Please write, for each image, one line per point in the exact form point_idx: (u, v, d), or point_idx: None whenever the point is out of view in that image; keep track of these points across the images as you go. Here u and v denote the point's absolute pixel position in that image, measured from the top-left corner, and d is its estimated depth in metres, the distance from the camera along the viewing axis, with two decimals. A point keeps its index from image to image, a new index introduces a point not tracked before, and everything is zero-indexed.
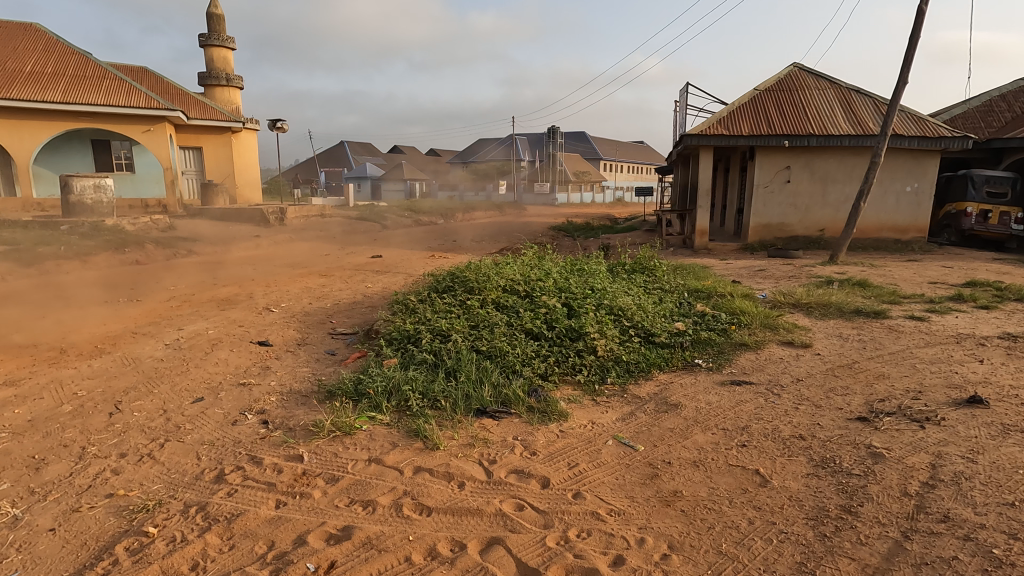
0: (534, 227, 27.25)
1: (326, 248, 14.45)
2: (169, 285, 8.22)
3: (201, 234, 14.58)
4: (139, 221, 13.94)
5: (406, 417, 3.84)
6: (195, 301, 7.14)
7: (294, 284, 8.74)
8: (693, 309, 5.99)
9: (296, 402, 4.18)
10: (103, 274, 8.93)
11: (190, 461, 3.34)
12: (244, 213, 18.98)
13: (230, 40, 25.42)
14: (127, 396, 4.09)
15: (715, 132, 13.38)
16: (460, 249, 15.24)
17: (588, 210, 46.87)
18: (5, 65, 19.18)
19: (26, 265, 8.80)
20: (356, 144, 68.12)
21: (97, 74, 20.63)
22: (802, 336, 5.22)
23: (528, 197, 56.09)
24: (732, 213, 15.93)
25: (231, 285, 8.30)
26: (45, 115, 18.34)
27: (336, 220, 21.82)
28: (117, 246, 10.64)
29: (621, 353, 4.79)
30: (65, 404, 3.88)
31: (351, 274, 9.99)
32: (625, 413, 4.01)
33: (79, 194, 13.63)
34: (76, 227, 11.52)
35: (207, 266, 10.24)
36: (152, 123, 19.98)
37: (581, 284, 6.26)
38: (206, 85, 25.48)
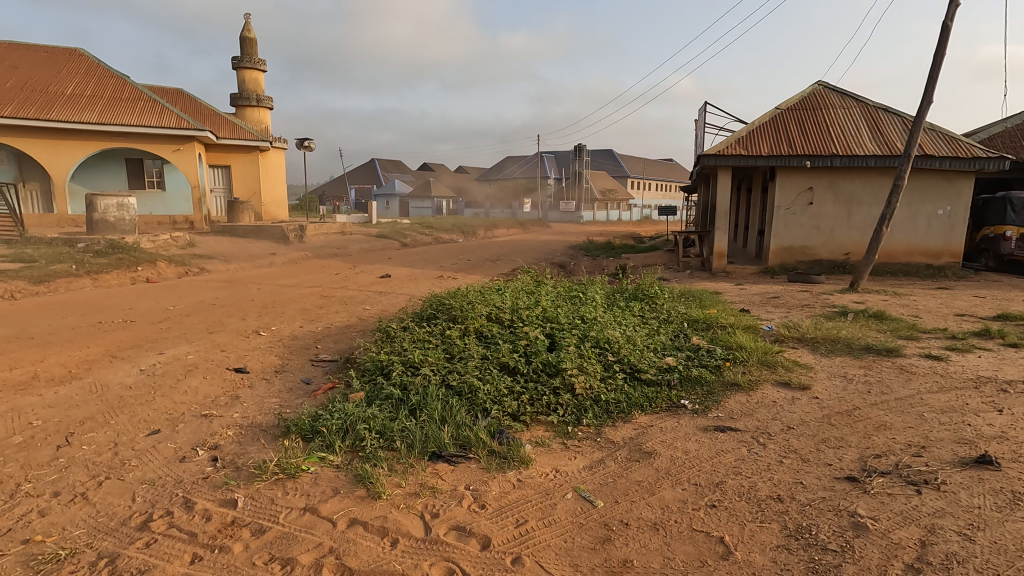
0: (554, 246, 27.08)
1: (338, 266, 14.52)
2: (168, 304, 8.27)
3: (219, 252, 14.85)
4: (159, 239, 14.25)
5: (358, 459, 3.63)
6: (187, 323, 7.12)
7: (291, 305, 8.68)
8: (688, 342, 5.65)
9: (252, 437, 4.02)
10: (108, 294, 9.04)
11: (122, 503, 3.18)
12: (265, 230, 19.30)
13: (261, 63, 26.20)
14: (81, 428, 3.99)
15: (732, 151, 12.99)
16: (472, 269, 15.11)
17: (614, 228, 46.68)
18: (47, 89, 20.12)
19: (37, 282, 8.99)
20: (386, 162, 69.46)
21: (132, 97, 21.46)
22: (801, 376, 4.83)
23: (554, 214, 56.25)
24: (753, 235, 15.40)
25: (228, 306, 8.29)
26: (80, 136, 19.08)
27: (356, 237, 22.04)
28: (129, 263, 10.83)
29: (601, 392, 4.49)
30: (16, 436, 3.80)
31: (353, 295, 9.93)
32: (594, 460, 3.71)
33: (103, 212, 14.05)
34: (93, 246, 11.77)
35: (213, 285, 10.32)
36: (182, 143, 20.59)
37: (571, 313, 5.99)
38: (237, 106, 26.27)
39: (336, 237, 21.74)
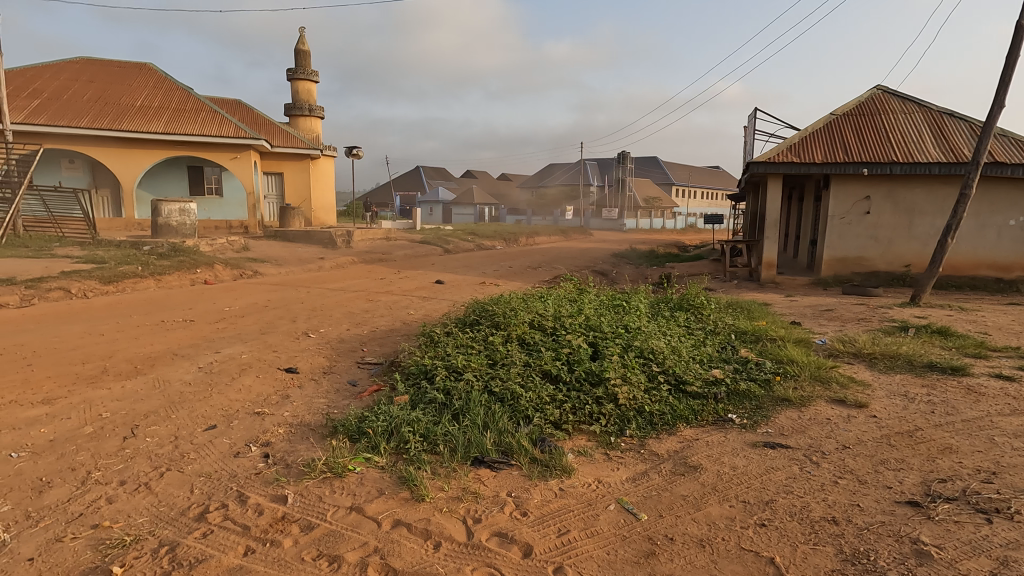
0: (596, 254, 26.90)
1: (383, 271, 14.85)
2: (224, 306, 8.66)
3: (271, 255, 15.46)
4: (216, 243, 14.94)
5: (402, 461, 3.70)
6: (240, 323, 7.43)
7: (338, 308, 8.93)
8: (736, 355, 5.49)
9: (301, 436, 4.15)
10: (170, 294, 9.55)
11: (181, 494, 3.34)
12: (314, 235, 19.96)
13: (315, 74, 27.22)
14: (145, 421, 4.22)
15: (783, 159, 12.60)
16: (514, 276, 15.19)
17: (657, 236, 46.06)
18: (119, 101, 21.51)
19: (107, 282, 9.59)
20: (431, 170, 70.80)
21: (195, 108, 22.66)
22: (857, 394, 4.61)
23: (596, 222, 55.98)
24: (805, 245, 14.86)
25: (278, 308, 8.62)
26: (148, 145, 20.26)
27: (400, 243, 22.50)
28: (189, 265, 11.40)
29: (645, 403, 4.43)
30: (87, 426, 4.05)
31: (397, 299, 10.15)
32: (637, 472, 3.65)
33: (166, 217, 14.84)
34: (157, 248, 12.44)
35: (266, 288, 10.73)
36: (239, 151, 21.57)
37: (615, 322, 5.93)
38: (291, 116, 27.34)
39: (381, 242, 22.24)
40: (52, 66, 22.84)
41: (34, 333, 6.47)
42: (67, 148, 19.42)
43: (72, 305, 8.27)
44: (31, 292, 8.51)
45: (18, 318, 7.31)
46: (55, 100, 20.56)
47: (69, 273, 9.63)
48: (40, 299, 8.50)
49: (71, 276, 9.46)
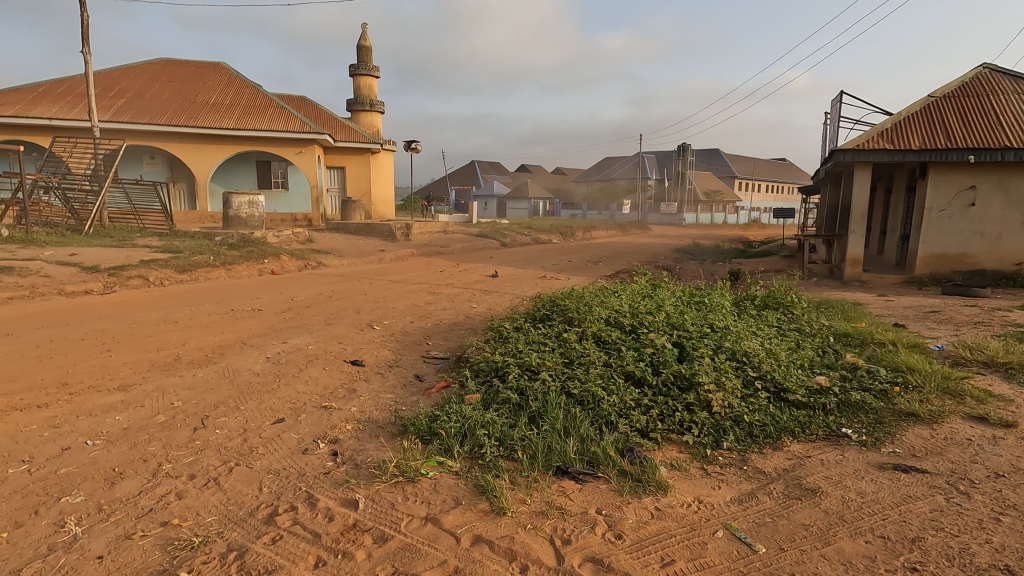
0: (657, 249, 25.97)
1: (443, 264, 14.76)
2: (290, 296, 8.71)
3: (335, 247, 15.68)
4: (282, 234, 15.28)
5: (478, 466, 3.41)
6: (306, 314, 7.39)
7: (401, 300, 8.81)
8: (841, 360, 4.89)
9: (370, 433, 3.94)
10: (240, 284, 9.73)
11: (250, 492, 3.18)
12: (375, 228, 20.18)
13: (376, 69, 27.61)
14: (215, 411, 4.12)
15: (874, 145, 11.52)
16: (575, 271, 14.74)
17: (718, 232, 44.30)
18: (195, 99, 22.51)
19: (181, 271, 9.88)
20: (486, 164, 71.05)
21: (264, 104, 23.42)
22: (1001, 411, 3.93)
23: (654, 216, 54.50)
24: (895, 240, 13.64)
25: (343, 299, 8.57)
26: (221, 140, 21.10)
27: (458, 236, 22.46)
28: (258, 256, 11.64)
29: (743, 413, 3.95)
30: (159, 415, 3.99)
31: (459, 292, 9.96)
32: (743, 493, 3.21)
33: (237, 209, 15.32)
34: (227, 239, 12.79)
35: (330, 279, 10.80)
36: (304, 146, 22.10)
37: (699, 320, 5.44)
38: (353, 111, 27.86)
39: (439, 235, 22.28)
40: (135, 68, 24.20)
41: (114, 319, 6.63)
42: (148, 144, 20.47)
43: (149, 293, 8.51)
44: (113, 280, 8.83)
45: (101, 304, 7.56)
46: (138, 99, 21.73)
47: (148, 262, 9.99)
48: (121, 286, 8.81)
49: (150, 265, 9.79)
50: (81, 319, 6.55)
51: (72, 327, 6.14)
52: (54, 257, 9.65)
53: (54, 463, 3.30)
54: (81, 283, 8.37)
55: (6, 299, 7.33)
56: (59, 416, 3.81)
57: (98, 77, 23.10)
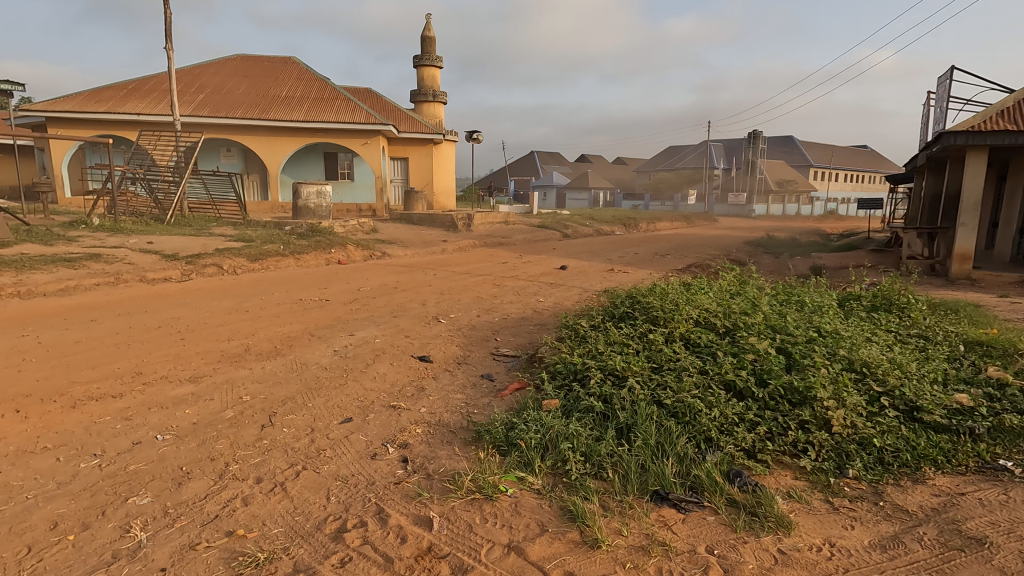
0: (728, 241, 24.64)
1: (506, 255, 14.46)
2: (357, 286, 8.64)
3: (398, 237, 15.72)
4: (348, 224, 15.46)
5: (562, 486, 3.03)
6: (372, 305, 7.25)
7: (467, 292, 8.56)
8: (984, 375, 4.15)
9: (442, 439, 3.66)
10: (308, 273, 9.80)
11: (317, 501, 2.94)
12: (437, 218, 20.16)
13: (439, 59, 27.59)
14: (283, 408, 3.95)
15: (991, 127, 10.19)
16: (642, 264, 14.07)
17: (791, 224, 41.81)
18: (268, 93, 23.26)
19: (253, 259, 10.06)
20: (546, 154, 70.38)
21: (331, 96, 23.90)
22: None
23: (721, 207, 52.16)
24: (1011, 234, 12.12)
25: (408, 291, 8.41)
26: (291, 132, 21.71)
27: (519, 227, 22.13)
28: (325, 245, 11.75)
29: (872, 436, 3.37)
30: (228, 410, 3.86)
31: (525, 285, 9.61)
32: (885, 536, 2.67)
33: (305, 199, 15.63)
34: (296, 229, 13.01)
35: (395, 269, 10.73)
36: (369, 137, 22.39)
37: (803, 322, 4.81)
38: (417, 102, 28.01)
39: (500, 226, 22.03)
40: (214, 64, 25.31)
41: (189, 307, 6.72)
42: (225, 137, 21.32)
43: (223, 281, 8.67)
44: (190, 268, 9.08)
45: (178, 292, 7.74)
46: (216, 94, 22.68)
47: (223, 250, 10.25)
48: (197, 274, 9.04)
49: (224, 253, 10.04)
50: (159, 307, 6.68)
51: (150, 314, 6.24)
52: (138, 245, 10.06)
53: (124, 458, 3.19)
54: (160, 271, 8.63)
55: (93, 285, 7.63)
56: (132, 408, 3.74)
57: (181, 74, 24.31)
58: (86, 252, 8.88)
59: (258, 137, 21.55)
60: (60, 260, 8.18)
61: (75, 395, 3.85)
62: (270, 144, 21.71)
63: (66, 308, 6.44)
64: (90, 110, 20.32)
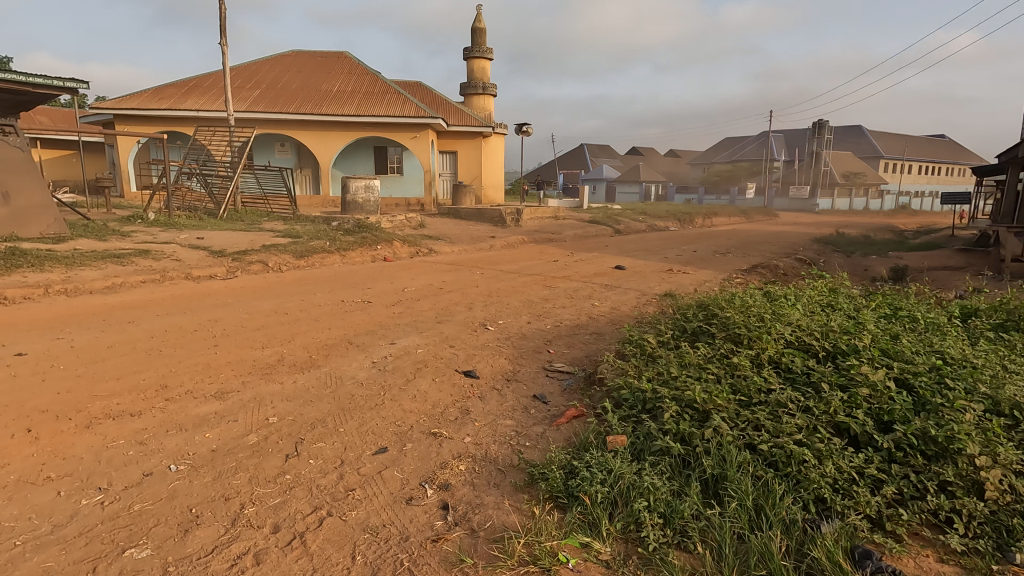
0: (793, 238, 23.09)
1: (556, 252, 13.84)
2: (401, 286, 8.26)
3: (445, 233, 15.37)
4: (396, 219, 15.22)
5: (638, 560, 2.46)
6: (416, 308, 6.82)
7: (516, 294, 8.03)
8: None
9: (489, 481, 3.13)
10: (353, 271, 9.51)
11: (340, 562, 2.46)
12: (486, 213, 19.73)
13: (489, 51, 27.11)
14: (311, 434, 3.51)
15: None
16: (702, 264, 13.16)
17: (859, 219, 39.18)
18: (320, 88, 23.42)
19: (299, 256, 9.86)
20: (595, 147, 68.97)
21: (382, 90, 23.85)
22: None
23: (781, 201, 49.57)
24: None
25: (454, 292, 7.95)
26: (342, 127, 21.79)
27: (569, 222, 21.43)
28: (371, 241, 11.48)
29: None
30: (251, 434, 3.45)
31: (577, 286, 8.99)
32: None
33: (354, 193, 15.48)
34: (343, 224, 12.82)
35: (441, 267, 10.32)
36: (418, 130, 22.19)
37: (923, 346, 4.00)
38: (466, 95, 27.65)
39: (550, 221, 21.40)
40: (270, 61, 25.75)
41: (230, 308, 6.47)
42: (279, 132, 21.59)
43: (267, 279, 8.46)
44: (236, 265, 8.94)
45: (222, 290, 7.55)
46: (271, 90, 23.01)
47: (270, 246, 10.12)
48: (242, 271, 8.88)
49: (270, 250, 9.89)
50: (199, 307, 6.47)
51: (189, 316, 6.01)
52: (188, 241, 10.04)
53: (131, 495, 2.81)
54: (206, 268, 8.51)
55: (139, 283, 7.53)
56: (148, 430, 3.39)
57: (238, 71, 24.82)
58: (136, 248, 8.86)
59: (310, 131, 21.71)
60: (110, 257, 8.15)
61: (93, 411, 3.54)
62: (322, 139, 21.83)
63: (108, 308, 6.30)
64: (153, 107, 20.99)
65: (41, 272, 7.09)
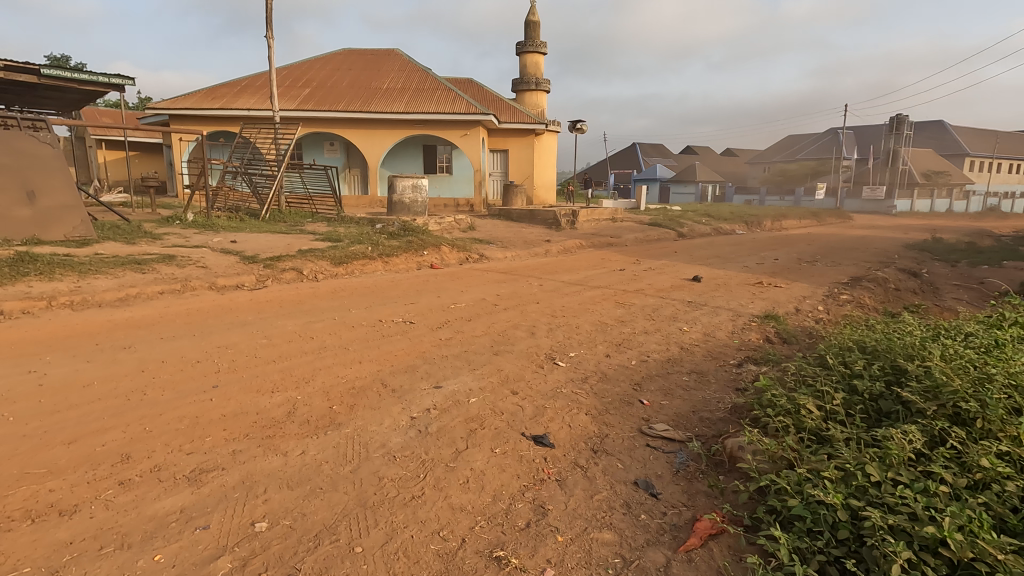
0: (881, 244, 20.66)
1: (618, 259, 12.40)
2: (450, 301, 7.09)
3: (497, 236, 14.20)
4: (444, 221, 14.17)
5: None
6: (467, 333, 5.61)
7: (585, 314, 6.71)
8: None
9: None
10: (396, 281, 8.43)
11: None
12: (538, 215, 18.46)
13: (544, 45, 25.83)
14: (313, 559, 2.30)
15: None
16: (792, 275, 11.41)
17: (946, 223, 35.60)
18: (370, 86, 22.78)
19: (337, 263, 8.88)
20: (649, 146, 66.48)
21: (432, 87, 22.98)
22: None
23: (853, 202, 46.05)
24: None
25: (512, 310, 6.72)
26: (391, 125, 21.04)
27: (628, 224, 19.88)
28: (418, 246, 10.40)
29: None
30: (223, 558, 2.27)
31: (655, 304, 7.57)
32: None
33: (401, 193, 14.52)
34: (388, 227, 11.83)
35: (494, 277, 9.10)
36: (469, 128, 21.13)
37: None
38: (519, 92, 26.46)
39: (607, 223, 19.91)
40: (322, 59, 25.39)
41: (248, 329, 5.45)
42: (328, 131, 21.03)
43: (301, 289, 7.48)
44: (267, 273, 8.02)
45: (247, 304, 6.58)
46: (321, 88, 22.55)
47: (307, 252, 9.19)
48: (274, 280, 7.94)
49: (306, 256, 8.95)
50: (213, 327, 5.46)
51: (198, 339, 5.01)
52: (221, 245, 9.24)
53: None
54: (234, 276, 7.58)
55: (156, 294, 6.64)
56: (74, 546, 2.26)
57: (290, 70, 24.56)
58: (162, 253, 8.06)
59: (359, 130, 21.06)
60: (130, 263, 7.34)
61: (12, 506, 2.46)
62: (370, 137, 21.12)
63: (109, 326, 5.38)
64: (206, 107, 20.85)
65: (49, 281, 6.29)
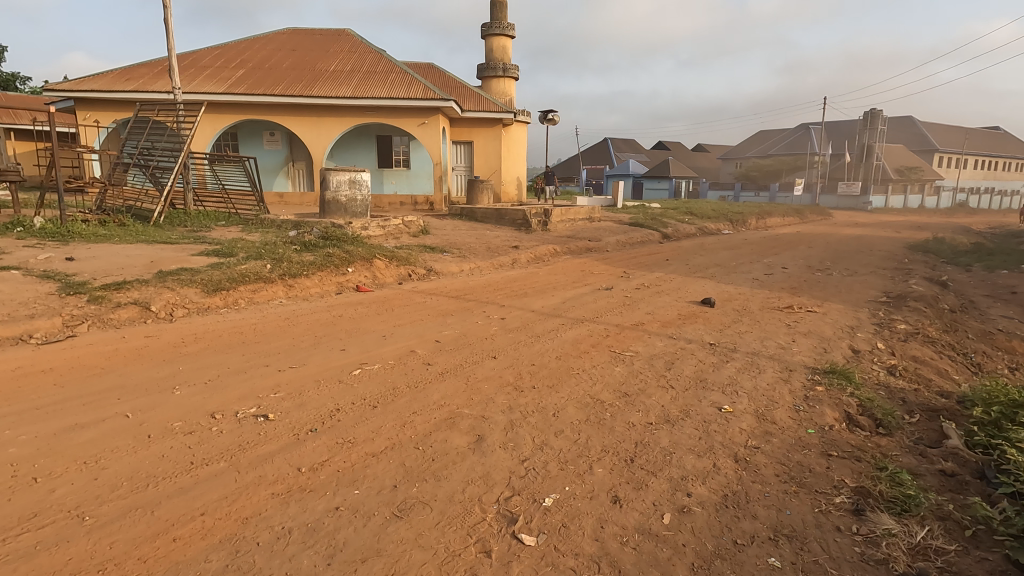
0: (881, 245, 18.80)
1: (602, 271, 10.00)
2: (357, 361, 4.54)
3: (455, 243, 11.66)
4: (389, 223, 11.53)
5: None
6: (358, 449, 3.08)
7: (569, 383, 4.26)
8: None
9: None
10: (292, 319, 5.82)
11: None
12: (506, 214, 15.96)
13: (511, 27, 23.33)
14: None
15: None
16: (816, 291, 9.20)
17: (926, 220, 34.43)
18: (314, 68, 19.91)
19: (212, 291, 6.21)
20: (621, 141, 64.69)
21: (385, 69, 20.26)
22: None
23: (829, 198, 44.92)
24: None
25: (451, 379, 4.22)
26: (337, 112, 18.26)
27: (607, 225, 17.52)
28: (340, 261, 7.79)
29: None
30: None
31: (669, 352, 5.19)
32: None
33: (335, 190, 11.83)
34: (307, 234, 9.12)
35: (438, 306, 6.58)
36: (427, 116, 18.46)
37: None
38: (484, 78, 23.90)
39: (584, 224, 17.54)
40: (262, 39, 22.35)
41: None
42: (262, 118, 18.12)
43: (127, 340, 4.83)
44: (88, 312, 5.31)
45: (4, 376, 3.92)
46: (257, 69, 19.58)
47: (173, 274, 6.50)
48: (97, 323, 5.25)
49: (167, 281, 6.23)
50: None
51: None
52: (47, 266, 6.48)
53: None
54: (20, 321, 4.86)
55: None
56: None
57: (224, 49, 21.47)
58: None
59: (298, 117, 18.19)
60: None
61: None
62: (312, 126, 18.26)
63: None
64: (116, 89, 17.71)
65: None
